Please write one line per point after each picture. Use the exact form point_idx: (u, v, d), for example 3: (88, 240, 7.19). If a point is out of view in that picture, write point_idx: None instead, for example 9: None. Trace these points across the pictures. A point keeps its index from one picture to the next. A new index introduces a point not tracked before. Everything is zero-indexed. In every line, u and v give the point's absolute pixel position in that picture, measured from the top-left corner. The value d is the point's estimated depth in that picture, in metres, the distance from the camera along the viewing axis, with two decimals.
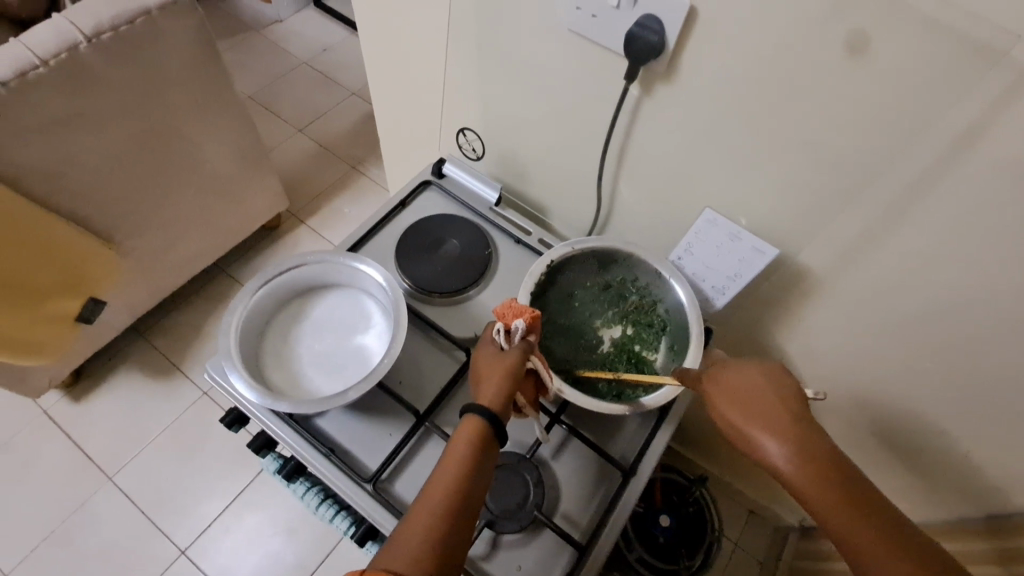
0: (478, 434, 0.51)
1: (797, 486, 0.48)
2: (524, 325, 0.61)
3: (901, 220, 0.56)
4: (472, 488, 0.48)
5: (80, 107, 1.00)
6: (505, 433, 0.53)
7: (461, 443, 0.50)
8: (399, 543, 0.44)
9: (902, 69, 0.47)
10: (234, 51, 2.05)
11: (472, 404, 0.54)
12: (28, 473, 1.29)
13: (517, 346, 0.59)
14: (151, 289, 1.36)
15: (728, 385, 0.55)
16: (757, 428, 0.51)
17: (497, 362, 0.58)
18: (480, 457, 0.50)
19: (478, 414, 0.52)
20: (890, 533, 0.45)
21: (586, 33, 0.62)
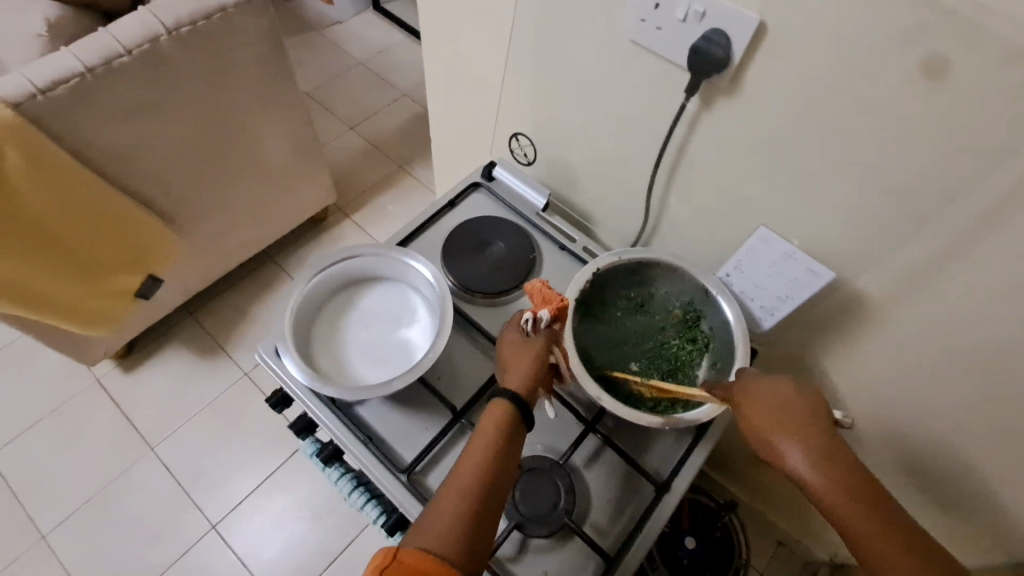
0: (502, 422, 0.54)
1: (827, 501, 0.49)
2: (550, 314, 0.61)
3: (969, 252, 0.54)
4: (498, 475, 0.51)
5: (156, 95, 1.06)
6: (528, 421, 0.56)
7: (488, 433, 0.53)
8: (430, 523, 0.47)
9: (984, 95, 0.45)
10: (296, 49, 2.13)
11: (498, 396, 0.56)
12: (79, 437, 1.37)
13: (541, 335, 0.61)
14: (203, 272, 1.43)
15: (755, 393, 0.56)
16: (789, 440, 0.52)
17: (522, 349, 0.60)
18: (505, 444, 0.53)
19: (504, 402, 0.55)
20: (899, 536, 0.47)
21: (649, 45, 0.62)
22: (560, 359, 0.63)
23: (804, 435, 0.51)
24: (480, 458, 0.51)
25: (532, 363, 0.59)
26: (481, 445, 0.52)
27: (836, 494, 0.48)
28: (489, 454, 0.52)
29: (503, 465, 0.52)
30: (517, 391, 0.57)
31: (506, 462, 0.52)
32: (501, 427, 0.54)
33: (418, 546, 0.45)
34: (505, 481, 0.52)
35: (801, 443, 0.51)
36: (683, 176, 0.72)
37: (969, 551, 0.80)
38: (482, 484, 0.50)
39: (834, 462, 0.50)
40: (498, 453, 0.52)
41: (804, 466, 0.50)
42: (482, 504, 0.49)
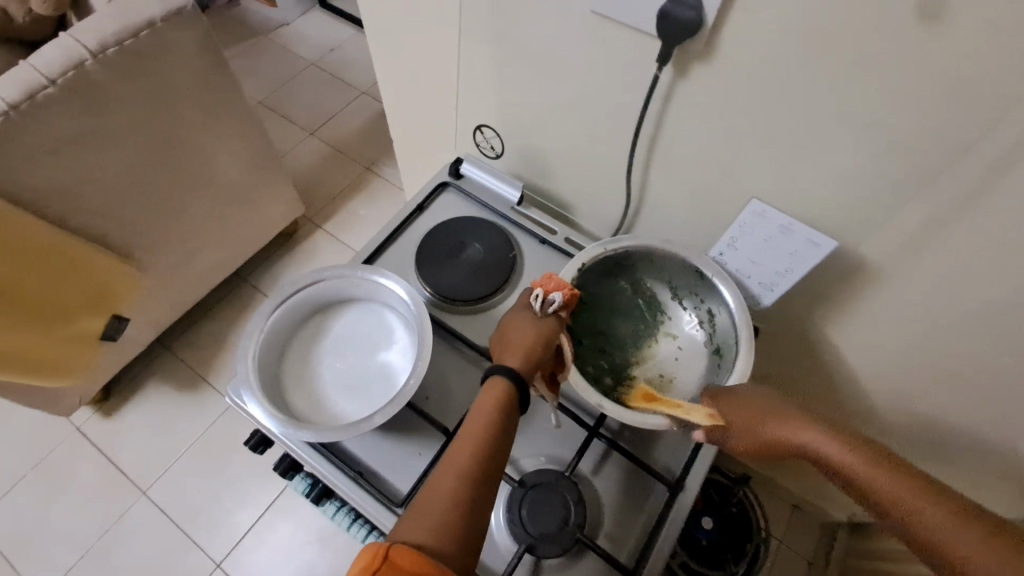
0: (501, 399, 0.49)
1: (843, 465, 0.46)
2: (562, 299, 0.57)
3: (982, 203, 0.50)
4: (494, 459, 0.46)
5: (91, 124, 0.98)
6: (526, 404, 0.50)
7: (483, 413, 0.48)
8: (420, 516, 0.41)
9: (988, 35, 0.41)
10: (243, 57, 2.03)
11: (495, 372, 0.50)
12: (65, 490, 1.31)
13: (550, 319, 0.56)
14: (172, 303, 1.36)
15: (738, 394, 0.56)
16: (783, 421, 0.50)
17: (528, 331, 0.55)
18: (501, 422, 0.47)
19: (506, 378, 0.49)
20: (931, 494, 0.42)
21: (613, 15, 0.57)
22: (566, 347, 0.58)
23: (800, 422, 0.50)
24: (476, 440, 0.46)
25: (534, 345, 0.54)
26: (475, 425, 0.47)
27: (852, 456, 0.46)
28: (484, 434, 0.46)
29: (499, 447, 0.46)
30: (517, 367, 0.51)
31: (502, 443, 0.47)
32: (499, 406, 0.48)
33: (406, 542, 0.40)
34: (502, 464, 0.47)
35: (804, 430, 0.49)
36: (662, 153, 0.67)
37: None
38: (478, 466, 0.45)
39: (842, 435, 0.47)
40: (495, 433, 0.46)
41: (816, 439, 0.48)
42: (477, 489, 0.44)
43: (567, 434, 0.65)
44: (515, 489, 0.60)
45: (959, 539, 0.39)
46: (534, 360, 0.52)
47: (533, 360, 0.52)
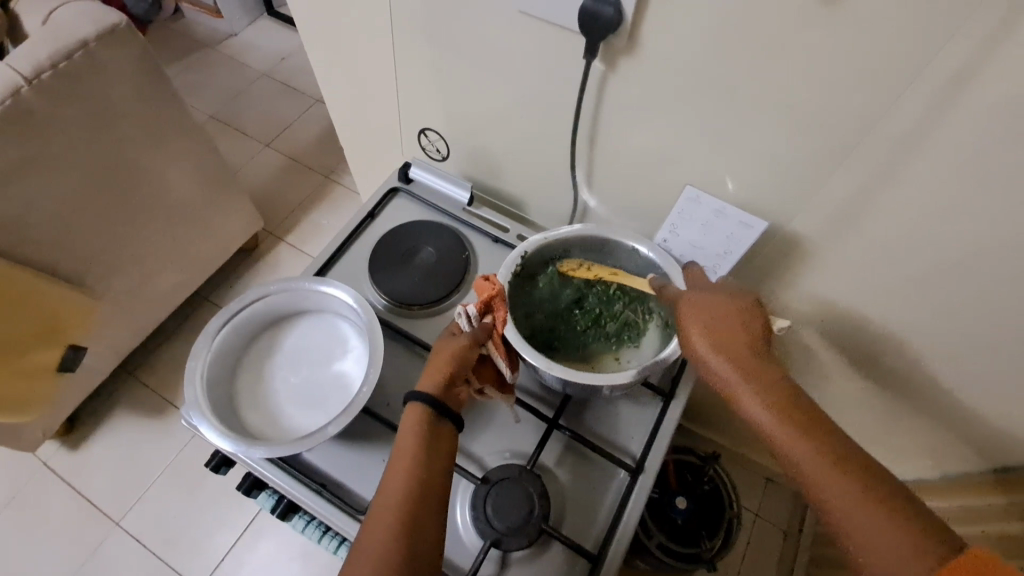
0: (423, 418, 0.51)
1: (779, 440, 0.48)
2: (476, 309, 0.59)
3: (898, 174, 0.52)
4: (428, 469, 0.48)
5: (31, 151, 0.95)
6: (454, 417, 0.53)
7: (407, 438, 0.50)
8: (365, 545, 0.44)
9: (883, 17, 0.43)
10: (190, 71, 1.98)
11: (412, 398, 0.53)
12: (34, 529, 1.27)
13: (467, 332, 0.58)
14: (132, 327, 1.32)
15: (700, 312, 0.55)
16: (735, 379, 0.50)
17: (444, 349, 0.57)
18: (429, 441, 0.50)
19: (416, 401, 0.52)
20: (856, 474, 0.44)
21: (540, 14, 0.58)
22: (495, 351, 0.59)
23: (754, 382, 0.50)
24: (406, 456, 0.49)
25: (448, 363, 0.56)
26: (402, 449, 0.49)
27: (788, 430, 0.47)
28: (412, 455, 0.49)
29: (433, 462, 0.49)
30: (430, 391, 0.53)
31: (437, 453, 0.50)
32: (423, 424, 0.51)
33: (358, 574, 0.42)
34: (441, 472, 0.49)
35: (754, 381, 0.50)
36: (602, 145, 0.68)
37: (940, 458, 0.83)
38: (412, 481, 0.47)
39: (784, 401, 0.49)
40: (423, 451, 0.49)
41: (758, 411, 0.49)
42: (417, 507, 0.46)
43: (528, 428, 0.67)
44: (479, 487, 0.61)
45: (861, 521, 0.43)
46: (447, 375, 0.55)
47: (446, 375, 0.55)
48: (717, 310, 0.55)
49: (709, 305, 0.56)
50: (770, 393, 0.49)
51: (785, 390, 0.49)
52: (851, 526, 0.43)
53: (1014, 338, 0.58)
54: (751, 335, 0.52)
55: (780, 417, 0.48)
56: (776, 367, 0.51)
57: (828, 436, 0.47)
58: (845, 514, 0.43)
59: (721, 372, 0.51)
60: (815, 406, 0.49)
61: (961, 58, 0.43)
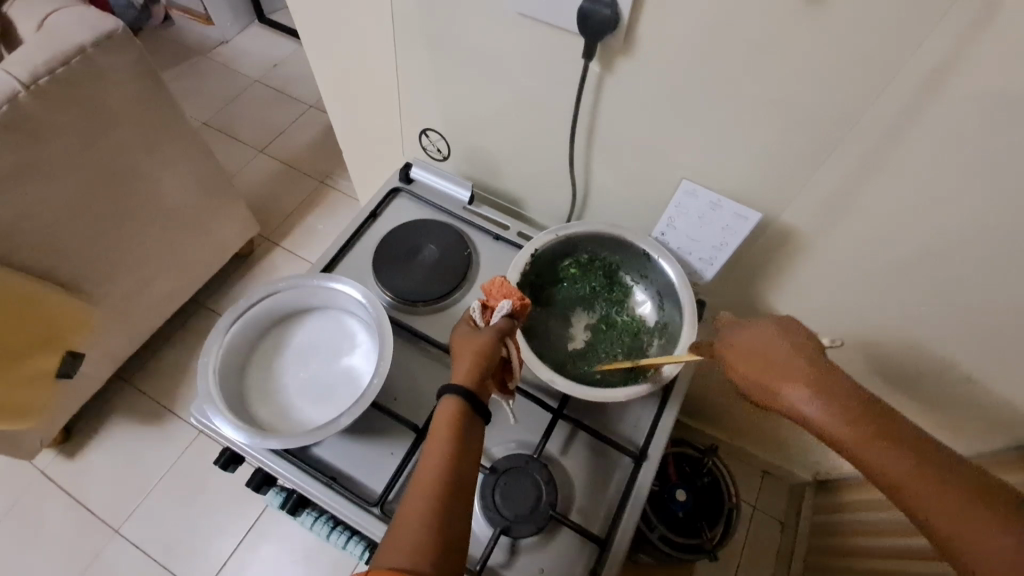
0: (455, 415, 0.51)
1: (850, 444, 0.49)
2: (509, 307, 0.60)
3: (883, 166, 0.55)
4: (460, 471, 0.48)
5: (29, 157, 0.95)
6: (484, 413, 0.53)
7: (439, 432, 0.50)
8: (397, 537, 0.44)
9: (865, 15, 0.45)
10: (182, 78, 1.99)
11: (446, 392, 0.53)
12: (32, 539, 1.26)
13: (496, 326, 0.58)
14: (129, 333, 1.32)
15: (746, 344, 0.58)
16: (799, 391, 0.52)
17: (472, 340, 0.57)
18: (462, 437, 0.50)
19: (451, 394, 0.52)
20: (933, 463, 0.47)
21: (539, 17, 0.60)
22: (514, 353, 0.59)
23: (824, 391, 0.52)
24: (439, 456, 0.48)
25: (481, 355, 0.55)
26: (436, 445, 0.49)
27: (859, 432, 0.49)
28: (446, 451, 0.49)
29: (463, 464, 0.49)
30: (465, 383, 0.53)
31: (467, 454, 0.49)
32: (454, 422, 0.51)
33: (388, 566, 0.42)
34: (470, 473, 0.49)
35: (823, 396, 0.51)
36: (599, 143, 0.71)
37: None
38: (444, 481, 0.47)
39: (849, 404, 0.51)
40: (456, 450, 0.49)
41: (826, 417, 0.51)
42: (448, 502, 0.46)
43: (533, 419, 0.68)
44: (487, 477, 0.62)
45: (941, 503, 0.45)
46: (480, 366, 0.54)
47: (479, 366, 0.54)
48: (756, 339, 0.58)
49: (754, 334, 0.58)
50: (841, 401, 0.51)
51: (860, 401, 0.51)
52: (941, 512, 0.45)
53: (1001, 323, 0.61)
54: (811, 355, 0.54)
55: (849, 424, 0.50)
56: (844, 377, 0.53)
57: (902, 434, 0.49)
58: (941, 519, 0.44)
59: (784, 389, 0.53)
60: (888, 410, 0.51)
61: (938, 54, 0.46)
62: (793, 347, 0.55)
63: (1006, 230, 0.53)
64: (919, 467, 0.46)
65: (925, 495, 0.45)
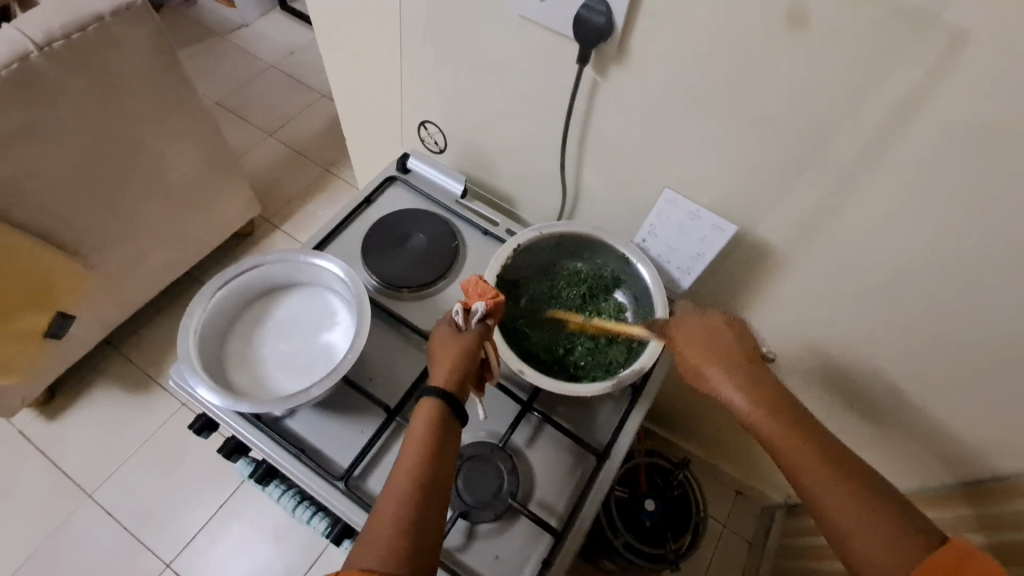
0: (434, 417, 0.53)
1: (755, 424, 0.54)
2: (484, 309, 0.59)
3: (858, 189, 0.56)
4: (435, 474, 0.50)
5: (37, 117, 0.97)
6: (463, 414, 0.54)
7: (419, 434, 0.52)
8: (370, 538, 0.46)
9: (843, 41, 0.48)
10: (199, 57, 2.02)
11: (426, 393, 0.54)
12: (6, 495, 1.27)
13: (474, 331, 0.59)
14: (122, 301, 1.34)
15: (690, 331, 0.62)
16: (720, 375, 0.58)
17: (452, 343, 0.58)
18: (439, 442, 0.52)
19: (430, 396, 0.54)
20: (827, 454, 0.51)
21: (538, 20, 0.62)
22: (493, 354, 0.61)
23: (743, 379, 0.57)
24: (416, 460, 0.50)
25: (460, 361, 0.57)
26: (411, 450, 0.51)
27: (767, 418, 0.54)
28: (420, 456, 0.50)
29: (440, 468, 0.50)
30: (443, 385, 0.55)
31: (444, 458, 0.51)
32: (432, 425, 0.52)
33: (360, 566, 0.44)
34: (446, 476, 0.51)
35: (740, 380, 0.57)
36: (590, 148, 0.73)
37: (893, 471, 0.87)
38: (421, 483, 0.49)
39: (761, 390, 0.56)
40: (434, 454, 0.51)
41: (740, 400, 0.56)
42: (423, 506, 0.48)
43: (502, 411, 0.70)
44: None
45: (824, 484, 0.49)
46: (461, 371, 0.56)
47: (460, 372, 0.56)
48: (701, 328, 0.62)
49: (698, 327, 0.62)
50: (752, 389, 0.56)
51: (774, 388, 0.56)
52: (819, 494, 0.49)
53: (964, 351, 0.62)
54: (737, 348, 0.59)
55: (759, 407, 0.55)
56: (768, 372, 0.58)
57: (807, 425, 0.53)
58: (827, 497, 0.49)
59: (709, 376, 0.58)
60: (798, 403, 0.55)
61: (909, 84, 0.48)
62: (732, 339, 0.60)
63: (968, 258, 0.54)
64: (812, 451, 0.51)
65: (813, 479, 0.50)
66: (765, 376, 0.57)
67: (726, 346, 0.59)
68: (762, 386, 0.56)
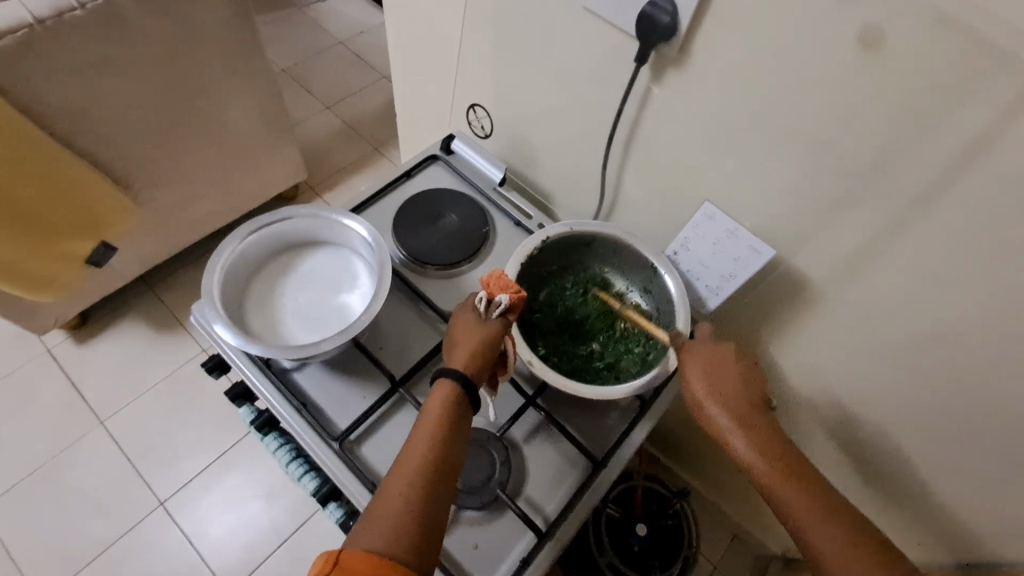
0: (450, 400, 0.52)
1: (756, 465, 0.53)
2: (507, 301, 0.59)
3: (907, 230, 0.54)
4: (445, 460, 0.49)
5: (113, 53, 1.02)
6: (477, 401, 0.54)
7: (433, 418, 0.51)
8: (375, 520, 0.45)
9: (915, 70, 0.45)
10: (273, 24, 2.10)
11: (442, 374, 0.54)
12: (26, 407, 1.33)
13: (495, 321, 0.59)
14: (161, 243, 1.39)
15: (699, 359, 0.60)
16: (724, 414, 0.55)
17: (474, 330, 0.58)
18: (451, 428, 0.51)
19: (449, 380, 0.53)
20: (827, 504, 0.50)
21: (601, 13, 0.62)
22: (511, 350, 0.60)
23: (748, 421, 0.55)
24: (426, 444, 0.49)
25: (478, 348, 0.56)
26: (423, 435, 0.50)
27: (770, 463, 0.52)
28: (433, 442, 0.50)
29: (449, 455, 0.50)
30: (462, 368, 0.54)
31: (454, 445, 0.50)
32: (446, 409, 0.52)
33: (367, 547, 0.43)
34: (455, 463, 0.50)
35: (745, 423, 0.55)
36: (635, 152, 0.72)
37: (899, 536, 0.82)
38: (430, 468, 0.48)
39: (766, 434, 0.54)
40: (444, 441, 0.50)
41: (742, 441, 0.54)
42: (431, 492, 0.47)
43: (504, 401, 0.69)
44: None
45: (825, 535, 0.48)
46: (480, 357, 0.56)
47: (479, 358, 0.56)
48: (711, 359, 0.59)
49: (710, 352, 0.60)
50: (757, 431, 0.54)
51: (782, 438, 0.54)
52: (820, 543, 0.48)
53: (998, 420, 0.58)
54: (746, 387, 0.57)
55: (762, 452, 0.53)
56: (772, 422, 0.56)
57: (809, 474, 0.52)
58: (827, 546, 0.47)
59: (714, 414, 0.56)
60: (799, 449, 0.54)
61: (979, 125, 0.45)
62: (738, 374, 0.58)
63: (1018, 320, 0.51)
64: (811, 497, 0.50)
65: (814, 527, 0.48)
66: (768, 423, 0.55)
67: (733, 381, 0.57)
68: (766, 430, 0.54)
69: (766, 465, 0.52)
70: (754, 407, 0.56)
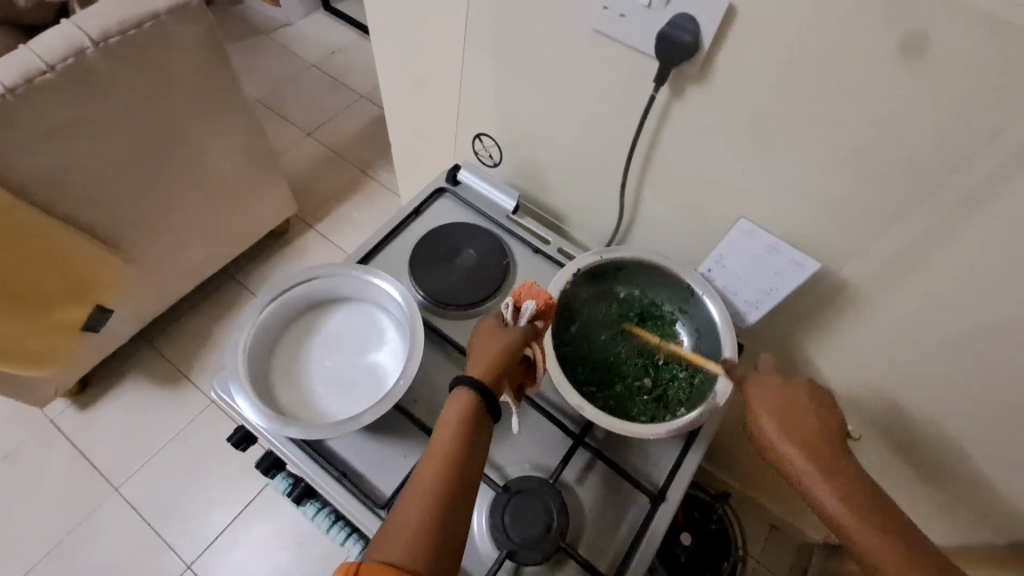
0: (468, 410, 0.49)
1: (839, 512, 0.50)
2: (535, 308, 0.56)
3: (959, 235, 0.51)
4: (463, 472, 0.46)
5: (87, 112, 0.97)
6: (495, 411, 0.50)
7: (451, 427, 0.48)
8: (392, 532, 0.42)
9: (966, 75, 0.43)
10: (243, 54, 2.04)
11: (458, 382, 0.50)
12: (35, 483, 1.27)
13: (520, 328, 0.55)
14: (157, 297, 1.34)
15: (769, 396, 0.56)
16: (806, 461, 0.52)
17: (494, 338, 0.54)
18: (470, 438, 0.47)
19: (466, 389, 0.49)
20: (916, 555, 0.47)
21: (614, 35, 0.59)
22: (537, 357, 0.57)
23: (831, 468, 0.51)
24: (445, 453, 0.46)
25: (496, 357, 0.53)
26: (440, 446, 0.46)
27: (855, 514, 0.49)
28: (451, 455, 0.46)
29: (469, 467, 0.46)
30: (479, 379, 0.50)
31: (473, 457, 0.47)
32: (465, 417, 0.48)
33: (382, 559, 0.41)
34: (474, 476, 0.46)
35: (826, 470, 0.51)
36: (656, 170, 0.69)
37: None
38: (449, 480, 0.45)
39: (851, 481, 0.51)
40: (462, 452, 0.46)
41: (825, 489, 0.51)
42: (449, 506, 0.44)
43: (551, 442, 0.66)
44: (500, 496, 0.61)
45: None
46: (497, 367, 0.52)
47: (495, 368, 0.52)
48: (781, 393, 0.56)
49: (777, 387, 0.57)
50: (840, 477, 0.51)
51: (865, 482, 0.51)
52: None
53: None
54: (824, 425, 0.54)
55: (845, 500, 0.50)
56: (854, 460, 0.52)
57: (897, 522, 0.49)
58: None
59: (791, 460, 0.53)
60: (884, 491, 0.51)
61: None
62: (814, 410, 0.55)
63: None
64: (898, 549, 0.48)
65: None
66: (850, 463, 0.52)
67: (811, 419, 0.54)
68: (853, 478, 0.51)
69: (849, 516, 0.49)
70: (835, 445, 0.53)
